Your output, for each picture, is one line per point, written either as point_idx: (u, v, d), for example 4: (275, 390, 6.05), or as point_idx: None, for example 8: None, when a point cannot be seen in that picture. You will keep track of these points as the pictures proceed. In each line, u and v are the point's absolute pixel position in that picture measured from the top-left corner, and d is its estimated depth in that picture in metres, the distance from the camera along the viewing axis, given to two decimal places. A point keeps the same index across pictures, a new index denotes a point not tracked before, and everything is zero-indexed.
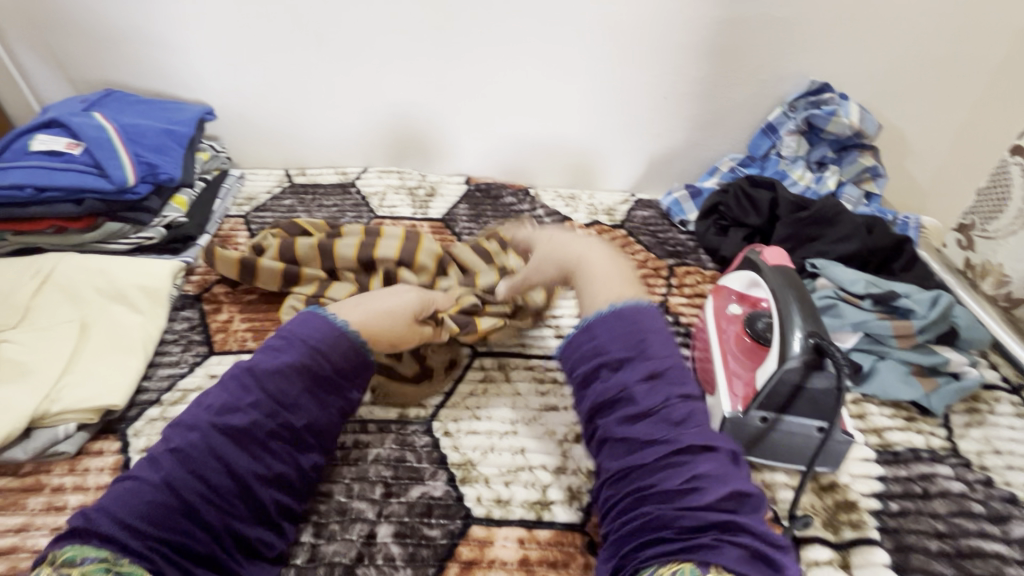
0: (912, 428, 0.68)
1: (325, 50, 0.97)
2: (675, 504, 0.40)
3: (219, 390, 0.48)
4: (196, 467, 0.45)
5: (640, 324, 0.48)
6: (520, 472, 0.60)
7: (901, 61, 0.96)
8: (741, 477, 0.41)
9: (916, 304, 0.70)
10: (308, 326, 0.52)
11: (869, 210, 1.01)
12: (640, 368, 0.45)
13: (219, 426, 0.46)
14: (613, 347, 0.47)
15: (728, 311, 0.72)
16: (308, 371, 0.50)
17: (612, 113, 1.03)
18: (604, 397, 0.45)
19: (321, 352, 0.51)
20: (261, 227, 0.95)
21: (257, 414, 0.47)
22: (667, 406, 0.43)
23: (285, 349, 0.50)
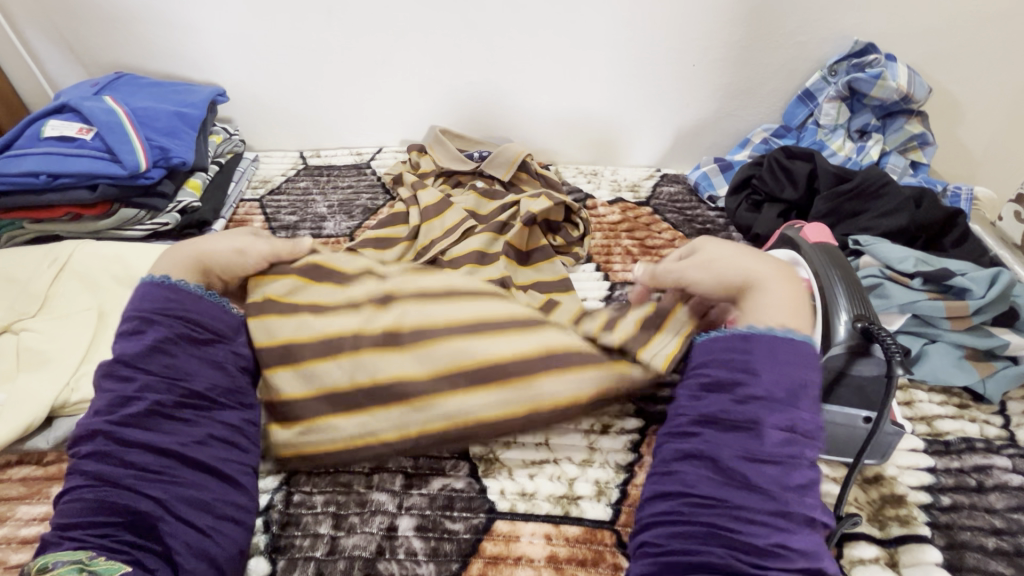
0: (965, 416, 0.63)
1: (335, 26, 0.94)
2: (750, 558, 0.41)
3: (106, 391, 0.51)
4: (116, 456, 0.47)
5: (800, 365, 0.48)
6: (545, 464, 0.58)
7: (956, 17, 0.88)
8: (825, 554, 0.43)
9: (972, 282, 0.65)
10: (156, 301, 0.56)
11: (916, 180, 0.94)
12: (785, 415, 0.45)
13: (119, 422, 0.49)
14: (763, 372, 0.47)
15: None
16: (181, 335, 0.54)
17: (637, 83, 0.98)
18: (733, 420, 0.46)
19: (192, 318, 0.56)
20: (277, 211, 0.93)
21: (154, 394, 0.51)
22: (793, 462, 0.44)
23: (147, 326, 0.54)
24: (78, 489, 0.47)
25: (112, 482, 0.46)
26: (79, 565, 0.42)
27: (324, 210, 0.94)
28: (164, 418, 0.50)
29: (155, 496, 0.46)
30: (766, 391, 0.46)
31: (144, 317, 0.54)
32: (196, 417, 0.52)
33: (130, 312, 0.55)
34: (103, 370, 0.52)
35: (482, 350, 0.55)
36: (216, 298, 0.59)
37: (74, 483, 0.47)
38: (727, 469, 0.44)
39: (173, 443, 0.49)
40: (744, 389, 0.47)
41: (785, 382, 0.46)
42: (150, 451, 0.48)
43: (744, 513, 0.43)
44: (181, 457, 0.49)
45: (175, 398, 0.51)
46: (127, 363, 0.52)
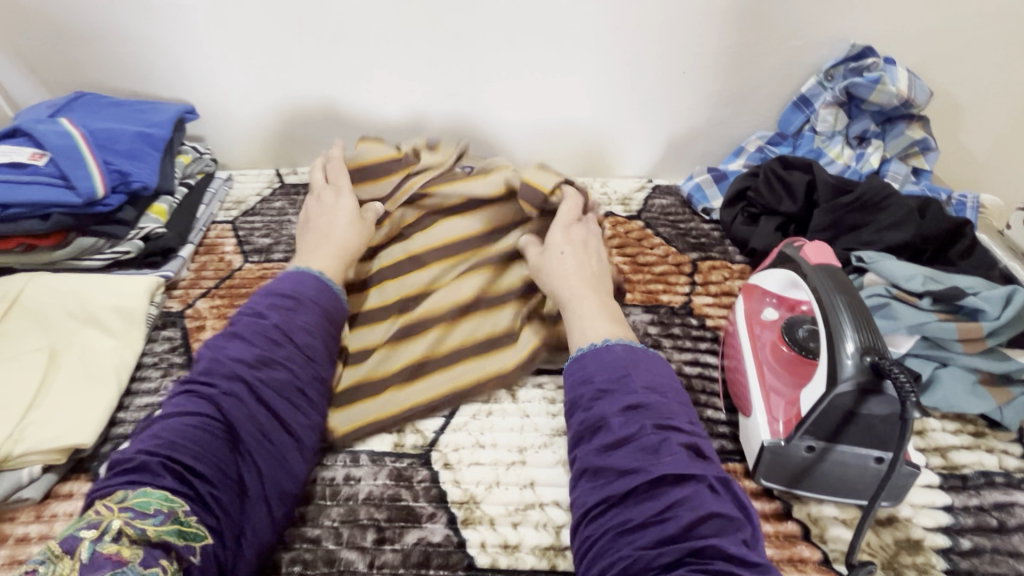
0: (981, 446, 0.59)
1: (307, 39, 0.90)
2: (652, 534, 0.41)
3: (246, 342, 0.51)
4: (253, 413, 0.48)
5: (633, 360, 0.51)
6: (530, 510, 0.54)
7: (957, 17, 0.84)
8: (716, 501, 0.42)
9: (986, 302, 0.60)
10: (316, 288, 0.58)
11: (918, 188, 0.90)
12: (621, 399, 0.47)
13: (261, 378, 0.49)
14: (600, 377, 0.50)
15: (762, 316, 0.64)
16: (324, 329, 0.57)
17: (624, 92, 0.94)
18: (589, 425, 0.47)
19: (332, 317, 0.59)
20: (250, 233, 0.89)
21: (291, 369, 0.52)
22: (641, 436, 0.45)
23: (298, 307, 0.56)
24: (197, 420, 0.46)
25: (242, 436, 0.47)
26: (175, 521, 0.41)
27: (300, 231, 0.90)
28: (281, 393, 0.51)
29: (263, 469, 0.47)
30: (605, 389, 0.49)
31: (296, 293, 0.57)
32: (309, 405, 0.53)
33: (286, 290, 0.57)
34: (256, 324, 0.53)
35: (427, 392, 0.61)
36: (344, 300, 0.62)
37: (203, 414, 0.46)
38: (598, 470, 0.45)
39: (296, 421, 0.51)
40: (585, 393, 0.49)
41: (604, 375, 0.50)
42: (267, 416, 0.49)
43: (627, 499, 0.43)
44: (290, 433, 0.50)
45: (304, 382, 0.53)
46: (287, 331, 0.53)
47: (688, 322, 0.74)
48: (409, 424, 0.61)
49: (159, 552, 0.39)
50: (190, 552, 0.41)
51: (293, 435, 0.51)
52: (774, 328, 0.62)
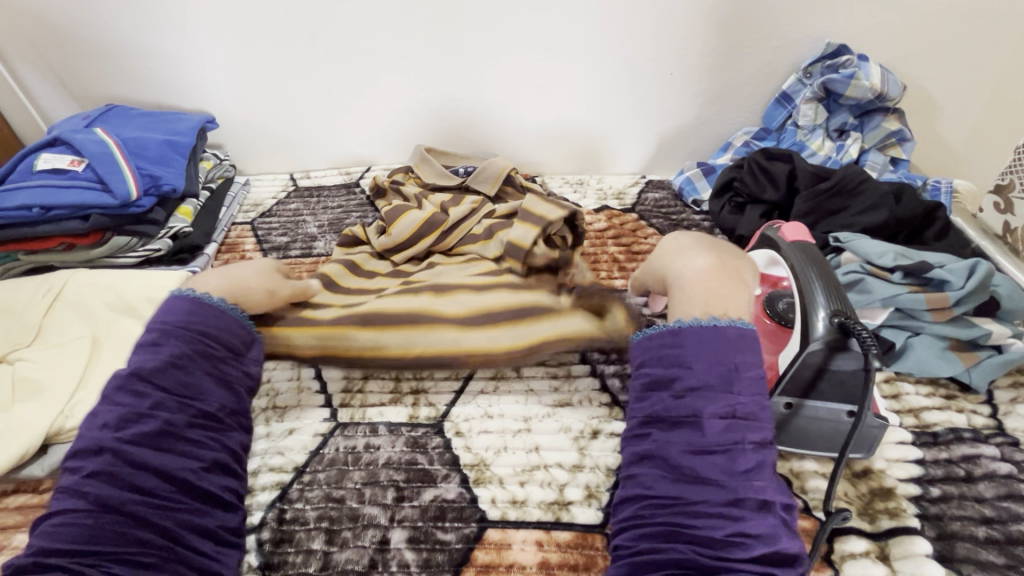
0: (952, 407, 0.64)
1: (319, 51, 0.96)
2: (711, 549, 0.43)
3: (112, 404, 0.52)
4: (125, 480, 0.48)
5: (740, 353, 0.49)
6: (536, 471, 0.59)
7: (927, 16, 0.90)
8: (790, 542, 0.44)
9: (951, 274, 0.65)
10: (182, 314, 0.57)
11: (896, 176, 0.95)
12: (721, 404, 0.47)
13: (130, 438, 0.50)
14: (710, 373, 0.48)
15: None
16: (200, 352, 0.56)
17: (616, 94, 1.00)
18: (673, 419, 0.48)
19: (213, 336, 0.57)
20: (268, 233, 0.95)
21: (165, 413, 0.52)
22: (737, 455, 0.46)
23: (166, 339, 0.55)
24: (69, 508, 0.47)
25: (121, 499, 0.47)
26: None
27: (315, 229, 0.96)
28: (154, 438, 0.50)
29: (168, 521, 0.48)
30: (699, 385, 0.48)
31: (158, 333, 0.55)
32: (207, 437, 0.54)
33: (154, 323, 0.56)
34: (117, 382, 0.53)
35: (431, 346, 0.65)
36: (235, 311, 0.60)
37: (71, 503, 0.47)
38: (676, 467, 0.47)
39: (185, 462, 0.51)
40: (678, 384, 0.49)
41: (713, 371, 0.48)
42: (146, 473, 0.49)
43: (696, 508, 0.45)
44: (181, 475, 0.50)
45: (186, 421, 0.53)
46: (146, 377, 0.53)
47: None
48: (423, 398, 0.66)
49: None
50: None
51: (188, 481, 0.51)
52: (757, 302, 0.67)
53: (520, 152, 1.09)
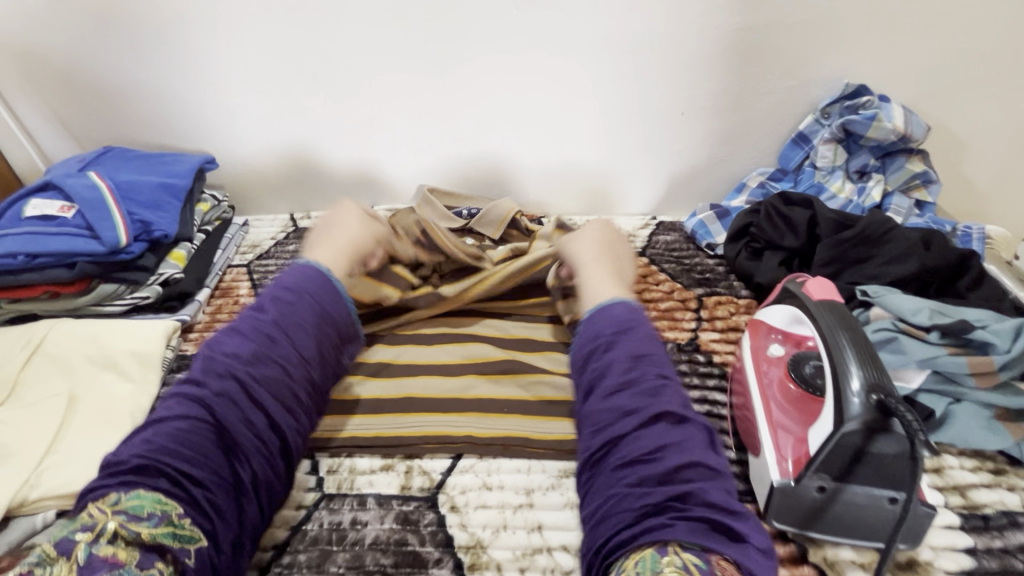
0: (1002, 484, 0.57)
1: (322, 91, 0.94)
2: (636, 476, 0.46)
3: (244, 338, 0.55)
4: (217, 431, 0.49)
5: (637, 318, 0.57)
6: (538, 555, 0.53)
7: (949, 55, 0.87)
8: (705, 454, 0.47)
9: (994, 335, 0.60)
10: (317, 285, 0.62)
11: (922, 221, 0.90)
12: (627, 348, 0.53)
13: (254, 377, 0.52)
14: (607, 329, 0.56)
15: (769, 352, 0.64)
16: (322, 327, 0.60)
17: (625, 133, 0.97)
18: (596, 373, 0.53)
19: (329, 317, 0.61)
20: (264, 276, 0.92)
21: (278, 364, 0.54)
22: (643, 381, 0.51)
23: (299, 303, 0.59)
24: (180, 419, 0.49)
25: (225, 429, 0.50)
26: (169, 524, 0.44)
27: None
28: (237, 401, 0.51)
29: (259, 464, 0.51)
30: (622, 337, 0.55)
31: (266, 301, 0.59)
32: (300, 402, 0.56)
33: (279, 291, 0.60)
34: (255, 325, 0.56)
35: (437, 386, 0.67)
36: (343, 290, 0.64)
37: (194, 417, 0.49)
38: (598, 413, 0.51)
39: (285, 421, 0.54)
40: (599, 345, 0.55)
41: (614, 323, 0.56)
42: (222, 443, 0.49)
43: (620, 438, 0.49)
44: (271, 424, 0.53)
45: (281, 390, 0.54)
46: (284, 329, 0.57)
47: (696, 358, 0.74)
48: (416, 466, 0.61)
49: (154, 556, 0.43)
50: (187, 555, 0.44)
51: (238, 482, 0.49)
52: (781, 362, 0.62)
53: (527, 193, 1.05)
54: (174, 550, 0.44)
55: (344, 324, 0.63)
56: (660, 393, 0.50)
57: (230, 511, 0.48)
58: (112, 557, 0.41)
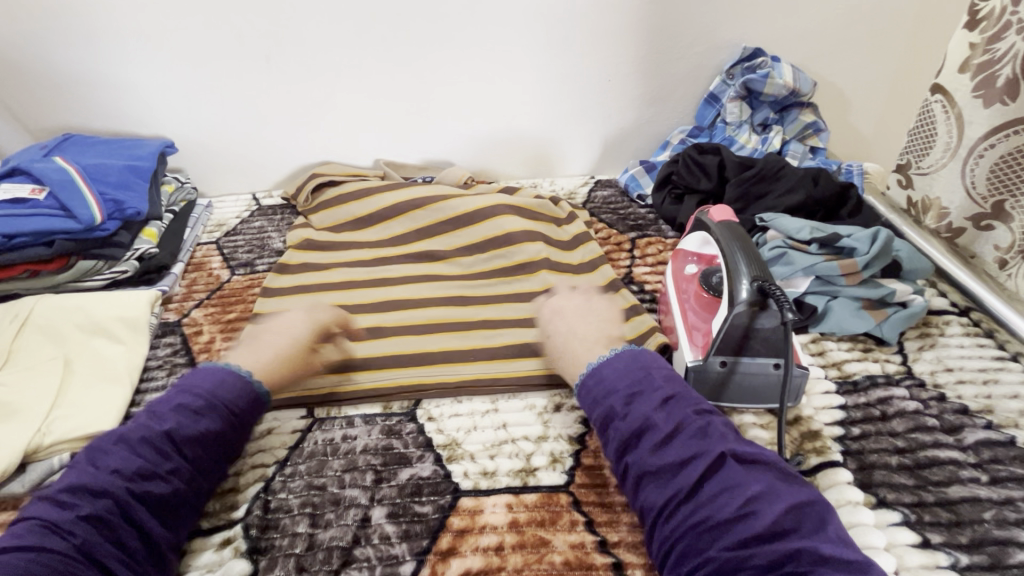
0: (868, 358, 0.72)
1: (276, 72, 1.00)
2: (734, 536, 0.46)
3: (131, 453, 0.52)
4: (110, 533, 0.48)
5: (646, 363, 0.60)
6: (504, 445, 0.63)
7: (828, 19, 1.01)
8: (787, 489, 0.48)
9: (857, 241, 0.74)
10: (233, 393, 0.59)
11: (815, 163, 1.06)
12: (654, 397, 0.56)
13: (140, 494, 0.50)
14: (622, 384, 0.58)
15: (686, 271, 0.76)
16: (224, 436, 0.57)
17: (562, 100, 1.07)
18: (630, 430, 0.55)
19: (240, 423, 0.59)
20: (234, 250, 0.98)
21: (177, 481, 0.52)
22: (689, 425, 0.53)
23: (203, 414, 0.56)
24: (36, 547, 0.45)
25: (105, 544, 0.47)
26: None
27: (281, 245, 0.99)
28: (112, 516, 0.48)
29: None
30: (634, 390, 0.57)
31: (167, 408, 0.56)
32: (187, 516, 0.53)
33: (187, 391, 0.58)
34: (144, 434, 0.53)
35: (410, 320, 0.79)
36: (258, 385, 0.62)
37: (51, 541, 0.45)
38: (657, 470, 0.52)
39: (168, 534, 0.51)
40: (618, 403, 0.57)
41: (627, 376, 0.59)
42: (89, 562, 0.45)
43: (697, 496, 0.49)
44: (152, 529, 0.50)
45: (184, 494, 0.53)
46: (178, 442, 0.54)
47: (631, 288, 0.87)
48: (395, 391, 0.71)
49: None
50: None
51: None
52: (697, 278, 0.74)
53: (477, 161, 1.15)
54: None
55: (247, 425, 0.61)
56: (709, 434, 0.53)
57: None
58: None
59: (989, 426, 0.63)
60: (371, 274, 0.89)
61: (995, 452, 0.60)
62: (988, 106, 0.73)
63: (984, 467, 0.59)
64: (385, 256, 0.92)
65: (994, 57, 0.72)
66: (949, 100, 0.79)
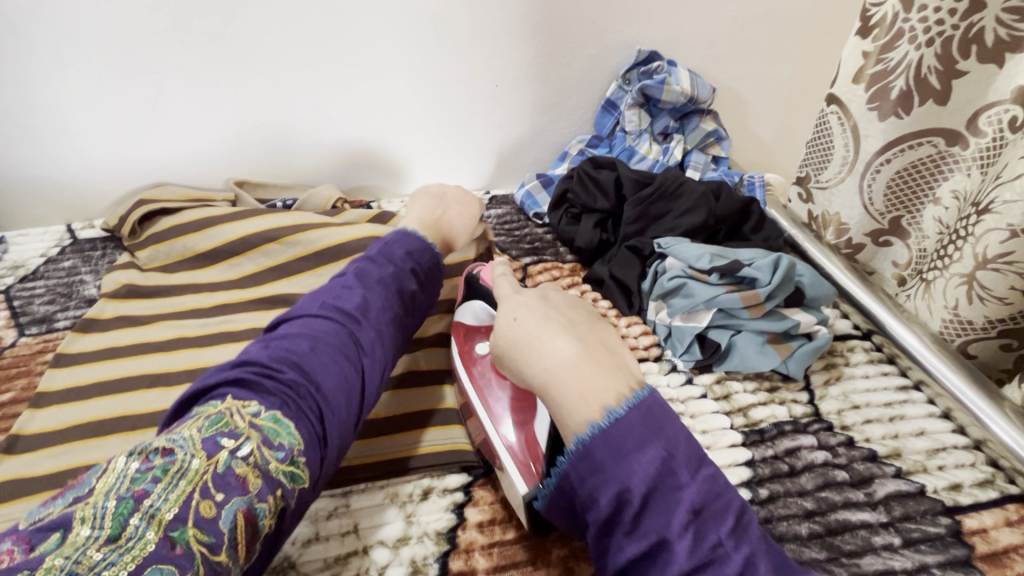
0: (775, 400, 0.65)
1: (77, 76, 0.80)
2: None
3: (348, 301, 0.52)
4: (318, 387, 0.44)
5: (655, 429, 0.40)
6: (351, 557, 0.51)
7: (723, 21, 0.95)
8: None
9: (759, 270, 0.67)
10: (423, 260, 0.62)
11: (717, 174, 1.00)
12: (681, 506, 0.38)
13: (341, 346, 0.47)
14: (640, 480, 0.38)
15: (477, 352, 0.64)
16: (417, 297, 0.59)
17: (446, 107, 0.94)
18: (642, 553, 0.37)
19: (415, 302, 0.59)
20: (28, 301, 0.77)
21: (353, 336, 0.49)
22: (720, 552, 0.37)
23: (382, 262, 0.58)
24: (296, 349, 0.45)
25: (319, 387, 0.44)
26: (292, 461, 0.40)
27: (95, 290, 0.80)
28: (313, 360, 0.45)
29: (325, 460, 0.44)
30: (652, 494, 0.38)
31: (380, 254, 0.59)
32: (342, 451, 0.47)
33: (386, 257, 0.59)
34: (350, 307, 0.51)
35: None
36: (437, 255, 0.65)
37: (280, 387, 0.42)
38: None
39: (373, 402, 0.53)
40: (631, 506, 0.38)
41: (648, 473, 0.38)
42: (312, 404, 0.43)
43: None
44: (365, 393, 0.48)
45: (369, 369, 0.49)
46: (365, 306, 0.52)
47: None
48: None
49: (241, 492, 0.37)
50: (294, 496, 0.40)
51: (325, 454, 0.43)
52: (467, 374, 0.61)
53: (358, 179, 1.00)
54: (286, 489, 0.39)
55: (433, 294, 0.63)
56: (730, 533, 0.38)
57: (315, 479, 0.43)
58: (244, 477, 0.38)
59: (898, 474, 0.58)
60: (211, 327, 0.73)
61: (906, 507, 0.55)
62: (883, 119, 0.69)
63: (896, 528, 0.54)
64: (230, 302, 0.76)
65: (887, 67, 0.67)
66: (845, 112, 0.73)
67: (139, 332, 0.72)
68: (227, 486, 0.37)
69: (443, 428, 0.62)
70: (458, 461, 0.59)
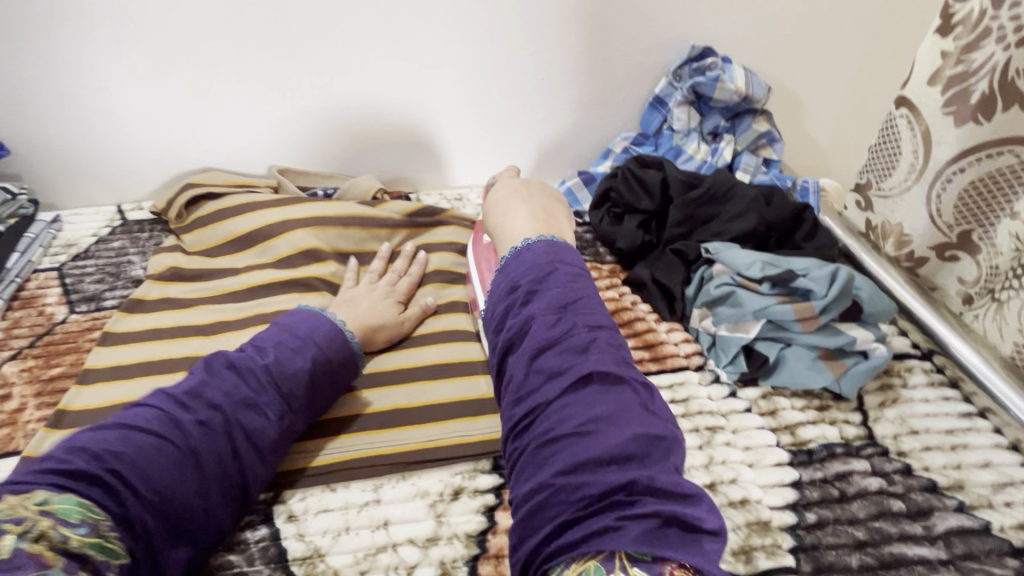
0: (825, 419, 0.62)
1: (133, 61, 0.82)
2: (573, 460, 0.37)
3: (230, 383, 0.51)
4: (100, 479, 0.42)
5: (556, 256, 0.48)
6: (381, 553, 0.50)
7: (783, 17, 0.91)
8: (652, 427, 0.39)
9: (814, 281, 0.64)
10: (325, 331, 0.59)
11: (768, 177, 0.95)
12: (550, 297, 0.44)
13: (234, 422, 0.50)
14: (526, 279, 0.46)
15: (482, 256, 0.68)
16: (332, 367, 0.58)
17: (489, 100, 0.93)
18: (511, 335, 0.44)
19: (328, 373, 0.57)
20: (79, 279, 0.80)
21: (223, 420, 0.49)
22: (573, 336, 0.42)
23: (274, 338, 0.57)
24: (133, 432, 0.46)
25: (188, 460, 0.46)
26: (98, 534, 0.40)
27: (142, 271, 0.82)
28: (190, 447, 0.47)
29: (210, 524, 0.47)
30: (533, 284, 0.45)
31: (273, 328, 0.58)
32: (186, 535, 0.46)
33: (264, 333, 0.57)
34: (229, 392, 0.51)
35: None
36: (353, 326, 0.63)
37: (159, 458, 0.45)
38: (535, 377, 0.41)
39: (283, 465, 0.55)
40: (518, 295, 0.45)
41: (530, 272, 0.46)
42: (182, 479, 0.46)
43: (568, 407, 0.39)
44: (243, 470, 0.50)
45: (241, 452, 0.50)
46: (269, 382, 0.53)
47: None
48: None
49: (77, 563, 0.38)
50: (112, 569, 0.40)
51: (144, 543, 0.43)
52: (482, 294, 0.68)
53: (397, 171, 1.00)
54: (98, 561, 0.39)
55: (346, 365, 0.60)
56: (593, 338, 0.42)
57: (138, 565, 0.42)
58: (40, 555, 0.37)
59: (961, 508, 0.54)
60: (251, 314, 0.74)
61: (969, 545, 0.51)
62: (959, 125, 0.64)
63: (957, 566, 0.50)
64: (270, 289, 0.77)
65: (968, 69, 0.62)
66: (916, 115, 0.68)
67: (182, 315, 0.73)
68: (16, 569, 0.35)
69: (471, 419, 0.61)
70: (491, 463, 0.58)
